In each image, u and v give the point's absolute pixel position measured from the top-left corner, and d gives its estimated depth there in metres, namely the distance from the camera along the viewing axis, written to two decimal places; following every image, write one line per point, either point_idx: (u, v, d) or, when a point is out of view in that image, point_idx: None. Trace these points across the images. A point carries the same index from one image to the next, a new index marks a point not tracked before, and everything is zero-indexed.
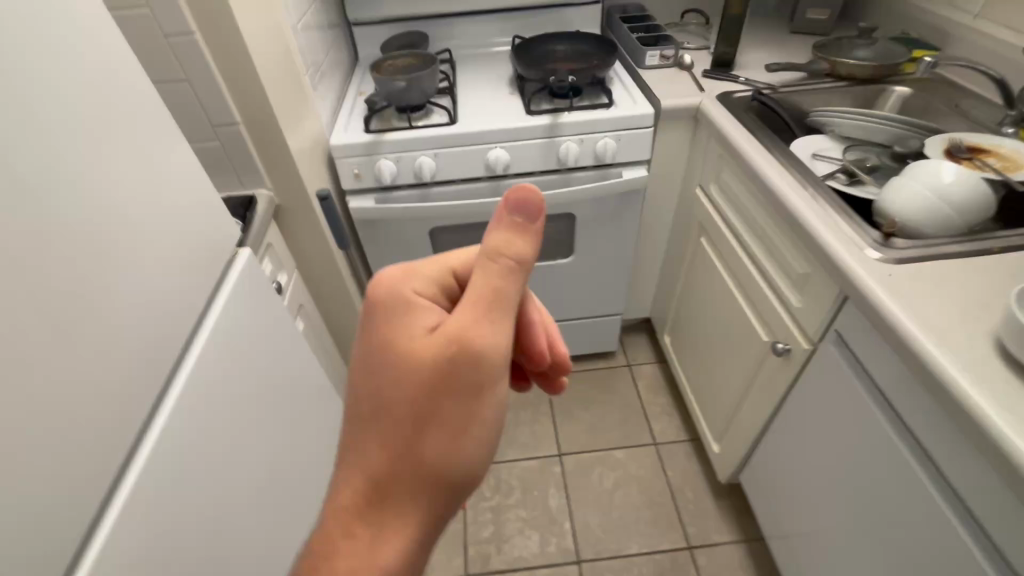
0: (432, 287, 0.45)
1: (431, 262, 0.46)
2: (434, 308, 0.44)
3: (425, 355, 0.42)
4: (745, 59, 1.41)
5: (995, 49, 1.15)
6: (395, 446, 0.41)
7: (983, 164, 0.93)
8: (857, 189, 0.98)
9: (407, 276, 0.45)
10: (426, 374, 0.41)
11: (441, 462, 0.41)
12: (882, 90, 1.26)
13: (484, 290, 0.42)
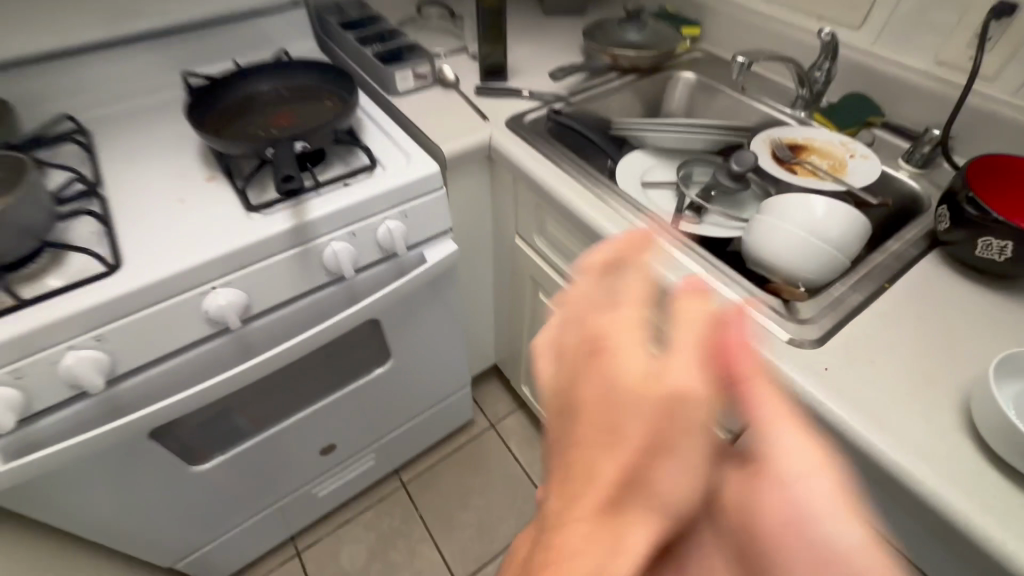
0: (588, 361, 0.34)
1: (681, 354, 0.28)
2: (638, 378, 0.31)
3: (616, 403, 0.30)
4: (516, 62, 1.14)
5: (754, 22, 1.09)
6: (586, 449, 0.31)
7: (813, 171, 0.84)
8: (714, 231, 0.81)
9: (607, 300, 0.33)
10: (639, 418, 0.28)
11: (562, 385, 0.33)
12: (668, 78, 1.13)
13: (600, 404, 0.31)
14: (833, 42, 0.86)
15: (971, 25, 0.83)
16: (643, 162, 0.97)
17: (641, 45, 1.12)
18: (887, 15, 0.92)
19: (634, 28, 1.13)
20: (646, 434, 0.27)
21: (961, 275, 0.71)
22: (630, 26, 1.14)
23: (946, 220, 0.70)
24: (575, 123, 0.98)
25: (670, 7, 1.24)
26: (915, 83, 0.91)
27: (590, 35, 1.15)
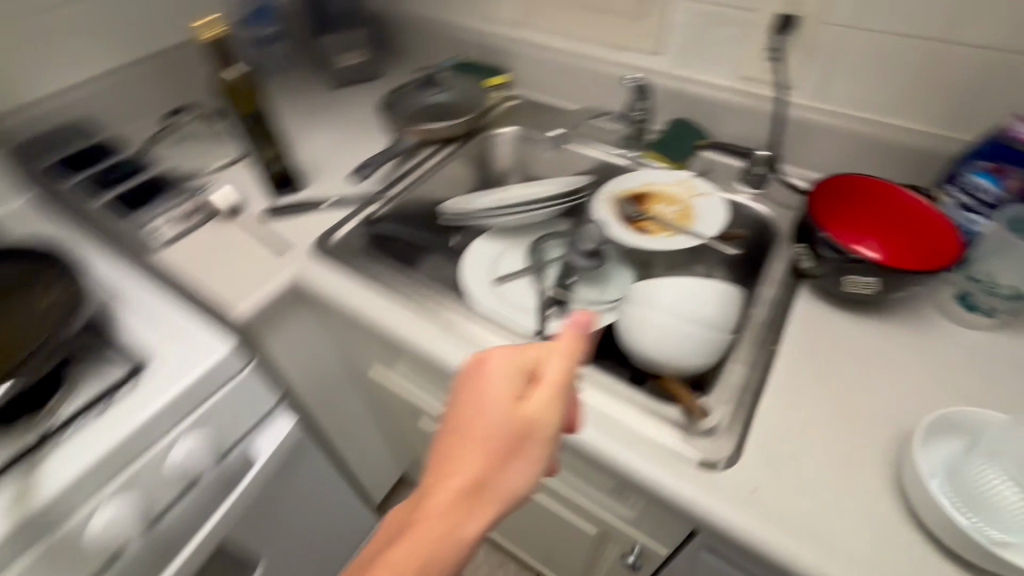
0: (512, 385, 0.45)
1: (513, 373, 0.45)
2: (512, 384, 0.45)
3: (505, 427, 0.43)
4: (310, 161, 0.95)
5: (557, 60, 1.02)
6: (488, 464, 0.42)
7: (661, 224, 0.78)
8: (584, 325, 0.70)
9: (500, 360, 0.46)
10: (506, 436, 0.43)
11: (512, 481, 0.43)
12: (486, 139, 1.03)
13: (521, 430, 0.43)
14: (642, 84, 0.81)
15: (760, 41, 0.81)
16: (487, 251, 0.84)
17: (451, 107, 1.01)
18: (680, 39, 0.88)
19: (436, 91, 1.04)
20: (508, 430, 0.43)
21: (834, 309, 0.67)
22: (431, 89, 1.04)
23: (806, 259, 0.66)
24: (397, 227, 0.83)
25: (467, 56, 1.13)
26: (726, 102, 0.88)
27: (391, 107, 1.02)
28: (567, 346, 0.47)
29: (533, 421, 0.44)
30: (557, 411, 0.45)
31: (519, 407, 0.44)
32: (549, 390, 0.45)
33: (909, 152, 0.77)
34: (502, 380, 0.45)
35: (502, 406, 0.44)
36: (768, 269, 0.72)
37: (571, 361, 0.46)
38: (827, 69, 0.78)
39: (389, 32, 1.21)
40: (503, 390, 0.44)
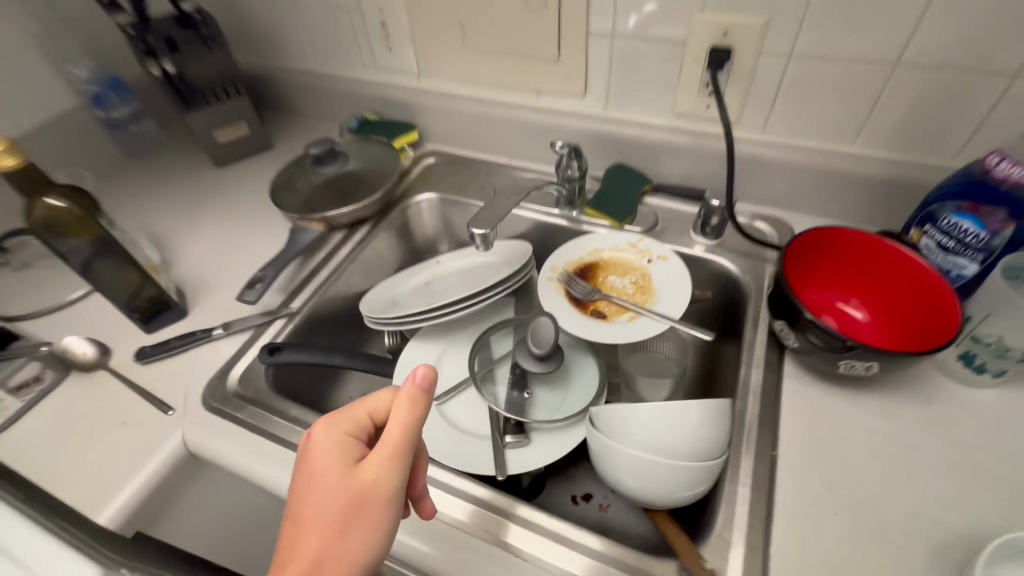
0: (343, 457, 0.42)
1: (336, 446, 0.42)
2: (348, 457, 0.42)
3: (332, 498, 0.40)
4: (194, 272, 0.79)
5: (473, 112, 0.90)
6: (322, 546, 0.38)
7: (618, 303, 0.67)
8: (553, 451, 0.59)
9: (331, 431, 0.43)
10: (339, 507, 0.39)
11: (359, 559, 0.39)
12: (407, 209, 0.89)
13: (349, 500, 0.40)
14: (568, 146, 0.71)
15: (694, 75, 0.71)
16: (425, 359, 0.70)
17: (356, 179, 0.86)
18: (606, 79, 0.78)
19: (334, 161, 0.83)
20: (338, 505, 0.39)
21: (830, 386, 0.58)
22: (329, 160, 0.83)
23: (792, 337, 0.56)
24: (311, 350, 0.68)
25: (371, 112, 0.98)
26: (667, 143, 0.79)
27: (281, 189, 0.86)
28: (403, 403, 0.42)
29: (365, 489, 0.40)
30: (394, 475, 0.41)
31: (347, 479, 0.40)
32: (383, 455, 0.41)
33: (871, 180, 0.69)
34: (336, 453, 0.42)
35: (334, 482, 0.40)
36: (748, 344, 0.63)
37: (412, 416, 0.42)
38: (772, 102, 0.70)
39: (277, 93, 1.05)
40: (332, 462, 0.41)
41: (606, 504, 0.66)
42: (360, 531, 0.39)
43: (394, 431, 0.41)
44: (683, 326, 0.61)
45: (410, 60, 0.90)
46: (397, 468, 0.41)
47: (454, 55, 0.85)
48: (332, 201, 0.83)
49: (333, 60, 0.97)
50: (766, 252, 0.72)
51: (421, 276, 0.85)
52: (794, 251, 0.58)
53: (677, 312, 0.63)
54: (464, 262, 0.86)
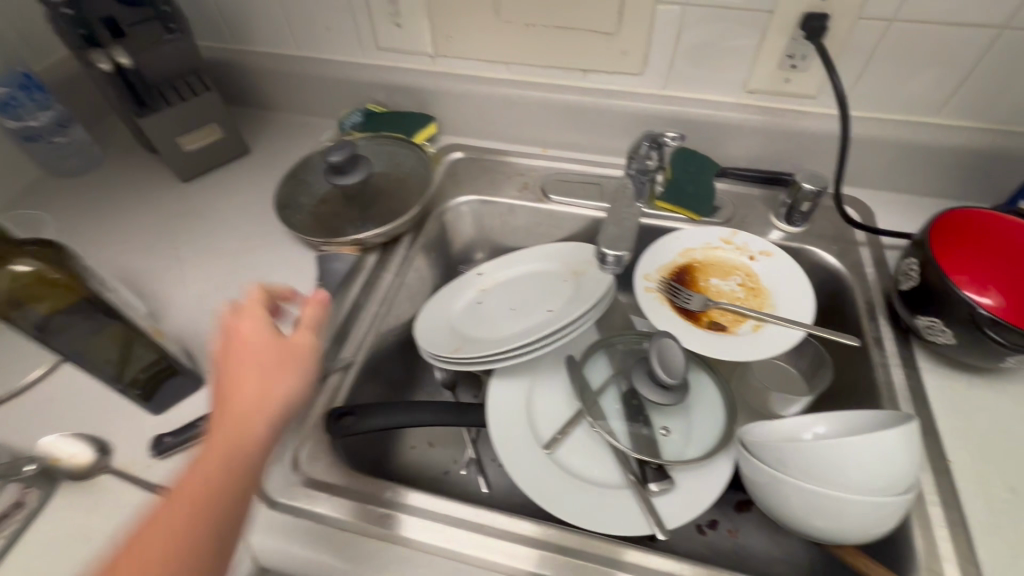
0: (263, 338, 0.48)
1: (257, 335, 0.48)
2: (263, 340, 0.48)
3: (243, 392, 0.46)
4: (197, 323, 0.62)
5: (505, 97, 0.77)
6: (239, 423, 0.44)
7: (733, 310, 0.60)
8: (704, 490, 0.51)
9: (256, 317, 0.50)
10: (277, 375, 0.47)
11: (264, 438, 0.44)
12: (440, 216, 0.76)
13: (268, 386, 0.46)
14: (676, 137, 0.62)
15: (777, 47, 0.64)
16: (515, 399, 0.60)
17: (377, 187, 0.70)
18: (670, 53, 0.69)
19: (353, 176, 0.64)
20: (255, 398, 0.45)
21: (969, 377, 0.55)
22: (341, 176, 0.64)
23: (943, 333, 0.52)
24: (384, 408, 0.55)
25: (373, 102, 0.83)
26: (737, 123, 0.71)
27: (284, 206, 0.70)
28: (312, 309, 0.50)
29: (277, 379, 0.47)
30: (293, 384, 0.47)
31: (254, 391, 0.46)
32: (282, 357, 0.48)
33: (956, 153, 0.67)
34: (260, 334, 0.49)
35: (250, 389, 0.46)
36: (875, 340, 0.58)
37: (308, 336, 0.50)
38: (859, 74, 0.64)
39: (246, 84, 0.86)
40: (249, 360, 0.47)
41: (735, 528, 0.60)
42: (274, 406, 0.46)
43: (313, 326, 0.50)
44: (822, 332, 0.55)
45: (426, 39, 0.75)
46: (307, 368, 0.48)
47: (482, 31, 0.72)
48: (355, 217, 0.68)
49: (322, 41, 0.79)
50: (857, 235, 0.68)
51: (471, 292, 0.73)
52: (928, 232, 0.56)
53: (806, 316, 0.57)
54: (516, 270, 0.75)
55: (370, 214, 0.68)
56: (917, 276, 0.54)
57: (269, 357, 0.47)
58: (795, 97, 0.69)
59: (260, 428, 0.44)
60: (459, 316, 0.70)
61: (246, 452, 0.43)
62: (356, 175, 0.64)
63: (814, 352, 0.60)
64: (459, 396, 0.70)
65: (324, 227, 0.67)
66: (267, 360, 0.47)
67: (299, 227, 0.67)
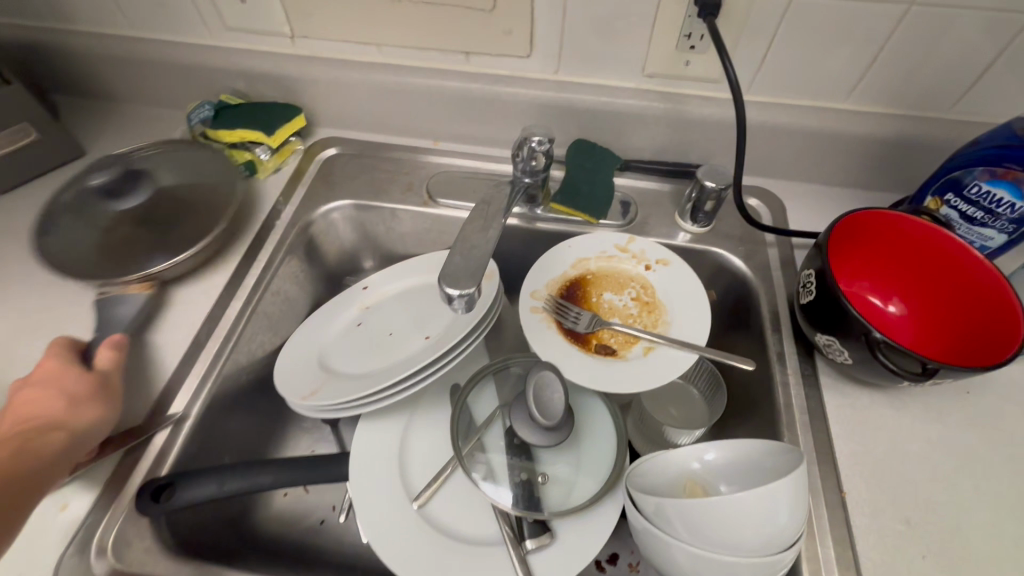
0: (50, 372, 0.47)
1: (43, 377, 0.47)
2: (52, 374, 0.47)
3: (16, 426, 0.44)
4: None
5: (380, 85, 0.67)
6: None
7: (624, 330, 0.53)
8: (587, 540, 0.46)
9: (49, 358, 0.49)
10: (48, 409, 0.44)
11: (21, 475, 0.40)
12: (311, 225, 0.66)
13: (39, 423, 0.44)
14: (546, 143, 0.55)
15: (672, 26, 0.57)
16: (385, 443, 0.52)
17: (176, 205, 0.61)
18: (558, 33, 0.60)
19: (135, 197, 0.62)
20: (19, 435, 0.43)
21: (872, 393, 0.51)
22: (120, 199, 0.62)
23: (842, 352, 0.47)
24: (218, 471, 0.47)
25: (230, 91, 0.71)
26: (637, 112, 0.64)
27: (50, 234, 0.58)
28: (103, 351, 0.49)
29: (71, 399, 0.45)
30: (84, 411, 0.45)
31: (42, 421, 0.44)
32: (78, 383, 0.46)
33: (866, 141, 0.62)
34: (53, 377, 0.47)
35: (28, 422, 0.44)
36: (777, 355, 0.53)
37: (112, 360, 0.49)
38: (763, 56, 0.58)
39: (77, 71, 0.72)
40: (28, 397, 0.45)
41: (637, 562, 0.56)
42: (42, 440, 0.42)
43: (103, 365, 0.48)
44: (716, 355, 0.49)
45: (279, 17, 0.64)
46: (100, 392, 0.47)
47: (342, 7, 0.61)
48: (151, 244, 0.58)
49: (158, 19, 0.67)
50: (765, 235, 0.62)
51: (350, 312, 0.65)
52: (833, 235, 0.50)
53: (701, 334, 0.51)
54: (402, 284, 0.67)
55: (170, 236, 0.59)
56: (814, 289, 0.48)
57: (48, 394, 0.45)
58: (698, 82, 0.62)
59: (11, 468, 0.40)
60: (332, 342, 0.61)
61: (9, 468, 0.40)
62: None
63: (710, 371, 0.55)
64: (339, 432, 0.62)
65: (110, 260, 0.57)
66: (61, 388, 0.46)
67: (73, 263, 0.56)
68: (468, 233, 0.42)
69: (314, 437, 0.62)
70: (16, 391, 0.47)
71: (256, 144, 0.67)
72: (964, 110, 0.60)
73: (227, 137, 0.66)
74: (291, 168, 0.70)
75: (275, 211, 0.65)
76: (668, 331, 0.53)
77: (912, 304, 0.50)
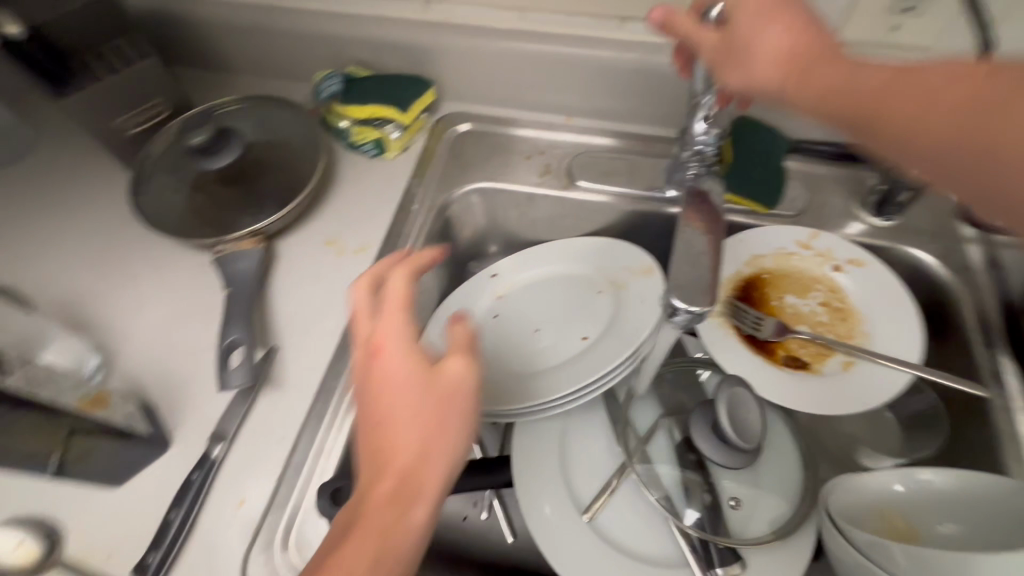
0: (404, 340, 0.37)
1: (396, 346, 0.37)
2: (405, 345, 0.37)
3: (399, 403, 0.35)
4: (153, 361, 0.51)
5: (521, 55, 0.61)
6: (407, 453, 0.34)
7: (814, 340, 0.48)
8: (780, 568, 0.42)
9: (373, 315, 0.40)
10: (435, 397, 0.35)
11: (426, 470, 0.34)
12: (444, 209, 0.62)
13: (434, 404, 0.35)
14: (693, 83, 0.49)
15: None
16: (545, 450, 0.49)
17: (267, 164, 0.60)
18: None
19: (227, 155, 0.56)
20: (408, 426, 0.34)
21: None
22: (214, 156, 0.56)
23: None
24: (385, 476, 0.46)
25: (356, 62, 0.67)
26: None
27: (141, 190, 0.59)
28: (461, 332, 0.39)
29: (445, 423, 0.35)
30: (458, 439, 0.35)
31: (418, 444, 0.34)
32: (447, 397, 0.36)
33: None
34: (406, 351, 0.37)
35: (405, 415, 0.35)
36: (992, 374, 0.47)
37: (471, 365, 0.37)
38: (998, 19, 0.48)
39: (198, 40, 0.69)
40: (395, 373, 0.36)
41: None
42: (447, 436, 0.35)
43: (468, 337, 0.39)
44: (935, 375, 0.43)
45: None
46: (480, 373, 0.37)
47: None
48: (242, 203, 0.58)
49: None
50: (965, 231, 0.54)
51: (484, 301, 0.61)
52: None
53: (914, 350, 0.45)
54: (537, 271, 0.62)
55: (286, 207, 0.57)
56: None
57: (416, 371, 0.36)
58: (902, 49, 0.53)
59: (423, 474, 0.34)
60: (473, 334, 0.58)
61: (421, 466, 0.34)
62: (228, 155, 0.56)
63: (934, 407, 0.49)
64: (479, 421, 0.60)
65: (205, 220, 0.57)
66: (434, 385, 0.36)
67: (168, 224, 0.57)
68: (684, 235, 0.36)
69: None
70: (361, 300, 0.40)
71: (385, 120, 0.63)
72: None
73: (357, 113, 0.63)
74: (419, 147, 0.66)
75: (409, 194, 0.62)
76: (868, 343, 0.47)
77: None
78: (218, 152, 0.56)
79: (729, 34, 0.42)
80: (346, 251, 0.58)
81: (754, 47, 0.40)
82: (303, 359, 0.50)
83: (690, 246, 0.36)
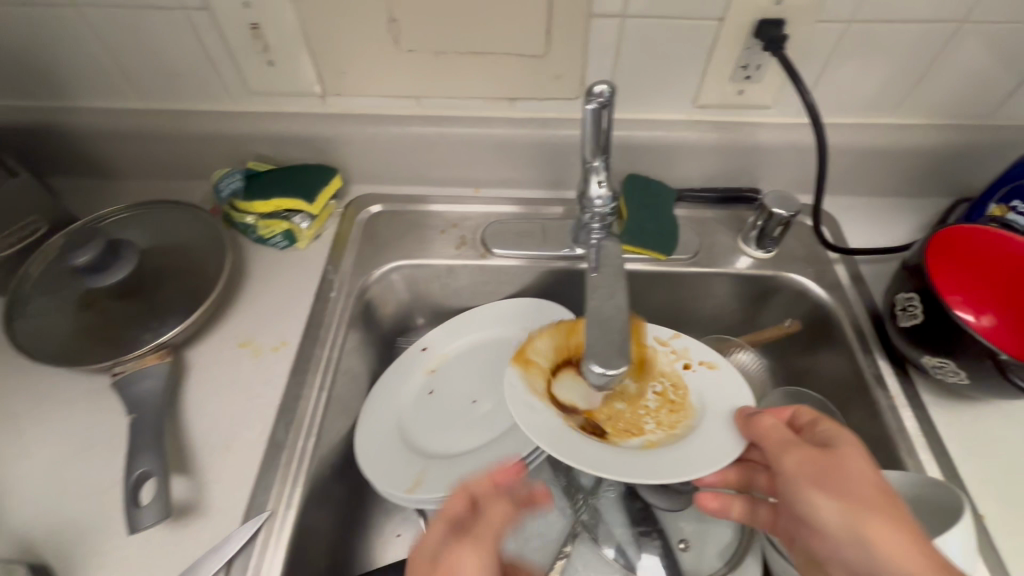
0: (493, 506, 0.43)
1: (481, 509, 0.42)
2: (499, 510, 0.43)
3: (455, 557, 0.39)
4: (55, 513, 0.45)
5: (421, 139, 0.64)
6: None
7: (629, 418, 0.49)
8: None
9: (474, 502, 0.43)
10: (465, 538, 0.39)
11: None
12: (366, 292, 0.62)
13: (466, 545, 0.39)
14: (584, 152, 0.52)
15: (728, 58, 0.56)
16: None
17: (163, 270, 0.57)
18: (609, 75, 0.59)
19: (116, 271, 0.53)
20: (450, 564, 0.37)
21: (974, 405, 0.52)
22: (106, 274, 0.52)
23: (955, 373, 0.47)
24: None
25: (256, 157, 0.66)
26: (690, 144, 0.63)
27: (19, 318, 0.53)
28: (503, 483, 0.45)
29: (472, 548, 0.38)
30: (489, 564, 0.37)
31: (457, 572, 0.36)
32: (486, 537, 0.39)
33: (916, 152, 0.63)
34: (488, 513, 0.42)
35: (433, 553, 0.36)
36: (876, 377, 0.53)
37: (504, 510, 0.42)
38: (816, 79, 0.58)
39: (78, 150, 0.66)
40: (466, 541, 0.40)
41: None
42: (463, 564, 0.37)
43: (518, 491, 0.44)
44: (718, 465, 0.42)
45: (311, 77, 0.60)
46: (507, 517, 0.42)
47: (382, 63, 0.58)
48: (139, 316, 0.54)
49: (172, 88, 0.62)
50: (830, 253, 0.62)
51: (416, 378, 0.60)
52: (916, 251, 0.50)
53: (720, 445, 0.43)
54: (466, 340, 0.63)
55: (190, 314, 0.54)
56: (920, 312, 0.48)
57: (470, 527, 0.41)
58: (750, 109, 0.61)
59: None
60: (410, 414, 0.57)
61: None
62: (116, 270, 0.53)
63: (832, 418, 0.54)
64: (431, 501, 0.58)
65: (102, 341, 0.52)
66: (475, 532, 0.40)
67: (55, 351, 0.52)
68: (593, 304, 0.40)
69: (399, 518, 0.58)
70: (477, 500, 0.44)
71: (293, 212, 0.63)
72: (1005, 114, 0.61)
73: (262, 208, 0.61)
74: (332, 233, 0.66)
75: (326, 280, 0.61)
76: (680, 432, 0.46)
77: (1003, 315, 0.52)
78: (110, 269, 0.52)
79: (834, 454, 0.37)
80: (263, 350, 0.56)
81: (840, 460, 0.37)
82: (235, 477, 0.47)
83: (600, 313, 0.39)
